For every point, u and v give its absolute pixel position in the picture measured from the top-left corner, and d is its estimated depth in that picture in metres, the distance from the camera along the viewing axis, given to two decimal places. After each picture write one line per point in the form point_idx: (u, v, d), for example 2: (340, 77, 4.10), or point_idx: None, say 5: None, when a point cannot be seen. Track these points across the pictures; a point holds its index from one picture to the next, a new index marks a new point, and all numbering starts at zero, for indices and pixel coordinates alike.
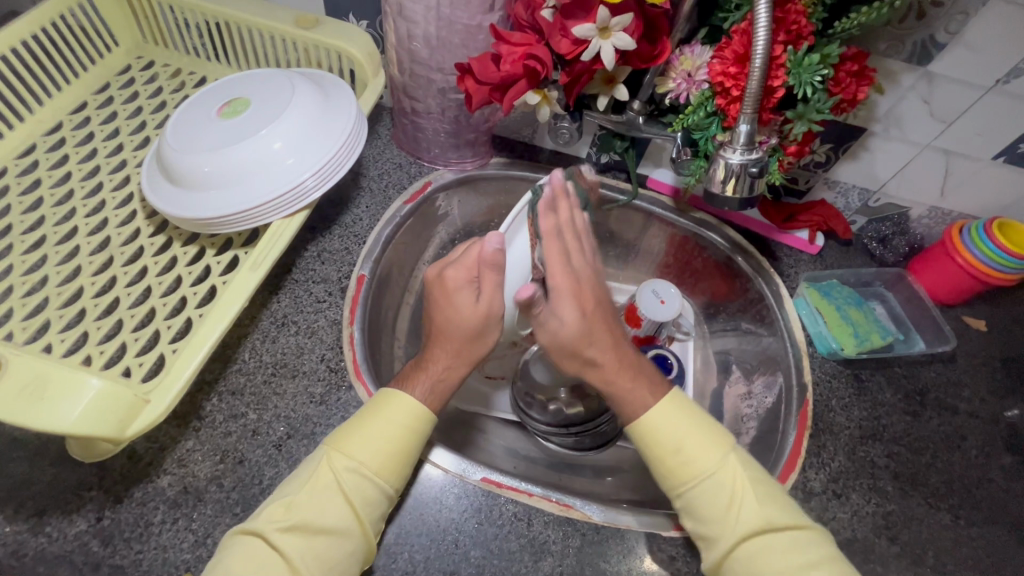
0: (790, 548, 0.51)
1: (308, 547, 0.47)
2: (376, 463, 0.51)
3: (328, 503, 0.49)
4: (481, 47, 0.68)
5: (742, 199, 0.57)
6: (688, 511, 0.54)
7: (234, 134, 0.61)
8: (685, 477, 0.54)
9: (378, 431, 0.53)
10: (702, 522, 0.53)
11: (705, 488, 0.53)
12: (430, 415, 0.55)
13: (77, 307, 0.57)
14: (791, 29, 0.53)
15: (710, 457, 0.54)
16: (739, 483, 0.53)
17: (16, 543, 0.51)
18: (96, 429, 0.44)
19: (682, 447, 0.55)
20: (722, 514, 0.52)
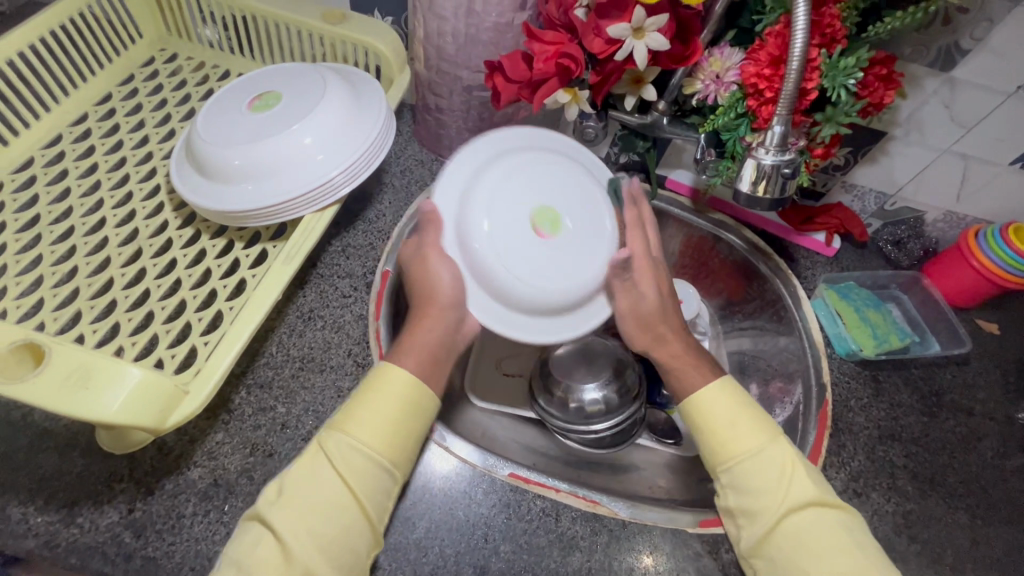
0: (838, 527, 0.53)
1: (299, 523, 0.48)
2: (367, 436, 0.51)
3: (319, 478, 0.50)
4: (509, 45, 0.68)
5: (774, 200, 0.58)
6: (734, 484, 0.56)
7: (265, 128, 0.61)
8: (731, 451, 0.57)
9: (365, 404, 0.53)
10: (747, 494, 0.55)
11: (754, 464, 0.56)
12: (422, 386, 0.55)
13: (107, 298, 0.57)
14: (826, 32, 0.54)
15: (755, 438, 0.57)
16: (787, 465, 0.55)
17: (48, 534, 0.50)
18: (138, 419, 0.44)
19: (733, 425, 0.58)
20: (768, 487, 0.54)
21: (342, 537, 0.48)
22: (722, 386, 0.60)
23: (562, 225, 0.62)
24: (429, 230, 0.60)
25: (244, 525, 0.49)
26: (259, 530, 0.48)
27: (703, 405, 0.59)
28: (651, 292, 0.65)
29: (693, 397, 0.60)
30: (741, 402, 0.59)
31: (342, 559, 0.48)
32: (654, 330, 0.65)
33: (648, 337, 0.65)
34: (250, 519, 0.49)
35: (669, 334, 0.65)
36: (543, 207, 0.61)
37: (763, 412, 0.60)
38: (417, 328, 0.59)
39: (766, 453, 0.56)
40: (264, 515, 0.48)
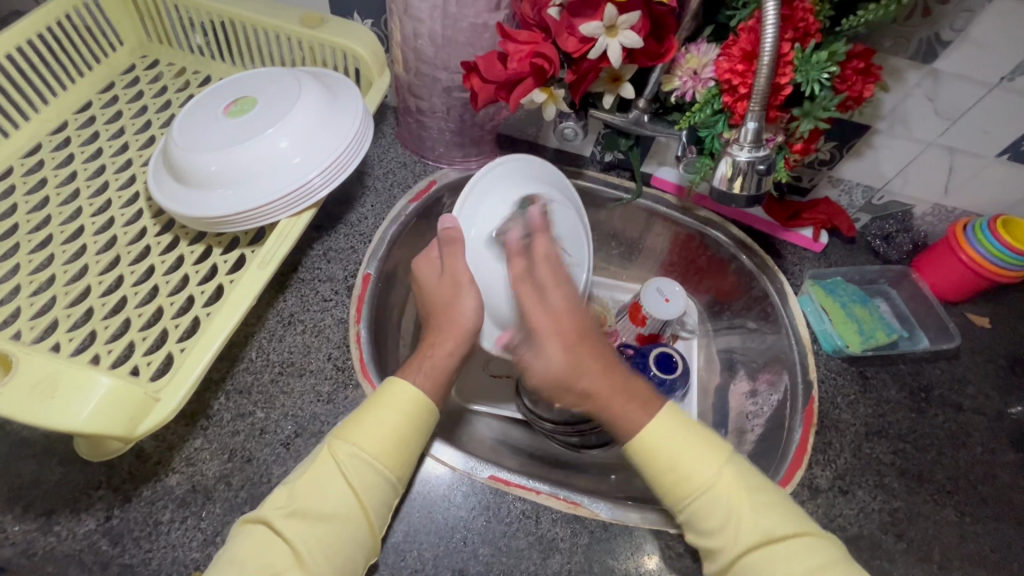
0: (796, 554, 0.51)
1: (310, 533, 0.48)
2: (377, 449, 0.51)
3: (334, 489, 0.49)
4: (487, 45, 0.68)
5: (750, 196, 0.57)
6: (691, 524, 0.54)
7: (239, 133, 0.61)
8: (684, 492, 0.54)
9: (378, 417, 0.53)
10: (704, 533, 0.53)
11: (706, 505, 0.53)
12: (431, 403, 0.56)
13: (83, 306, 0.57)
14: (799, 26, 0.54)
15: (707, 471, 0.54)
16: (739, 500, 0.53)
17: (25, 542, 0.51)
18: (108, 427, 0.44)
19: (678, 466, 0.54)
20: (721, 528, 0.52)
21: (350, 548, 0.48)
22: (662, 419, 0.56)
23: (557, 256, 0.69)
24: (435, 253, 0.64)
25: (248, 528, 0.49)
26: (267, 536, 0.48)
27: (650, 446, 0.55)
28: (555, 298, 0.63)
29: (638, 436, 0.56)
30: (684, 429, 0.56)
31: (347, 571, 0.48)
32: (563, 341, 0.61)
33: (556, 344, 0.61)
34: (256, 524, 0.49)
35: (579, 347, 0.61)
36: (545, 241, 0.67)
37: (712, 431, 0.57)
38: (435, 349, 0.60)
39: (721, 489, 0.53)
40: (274, 522, 0.48)
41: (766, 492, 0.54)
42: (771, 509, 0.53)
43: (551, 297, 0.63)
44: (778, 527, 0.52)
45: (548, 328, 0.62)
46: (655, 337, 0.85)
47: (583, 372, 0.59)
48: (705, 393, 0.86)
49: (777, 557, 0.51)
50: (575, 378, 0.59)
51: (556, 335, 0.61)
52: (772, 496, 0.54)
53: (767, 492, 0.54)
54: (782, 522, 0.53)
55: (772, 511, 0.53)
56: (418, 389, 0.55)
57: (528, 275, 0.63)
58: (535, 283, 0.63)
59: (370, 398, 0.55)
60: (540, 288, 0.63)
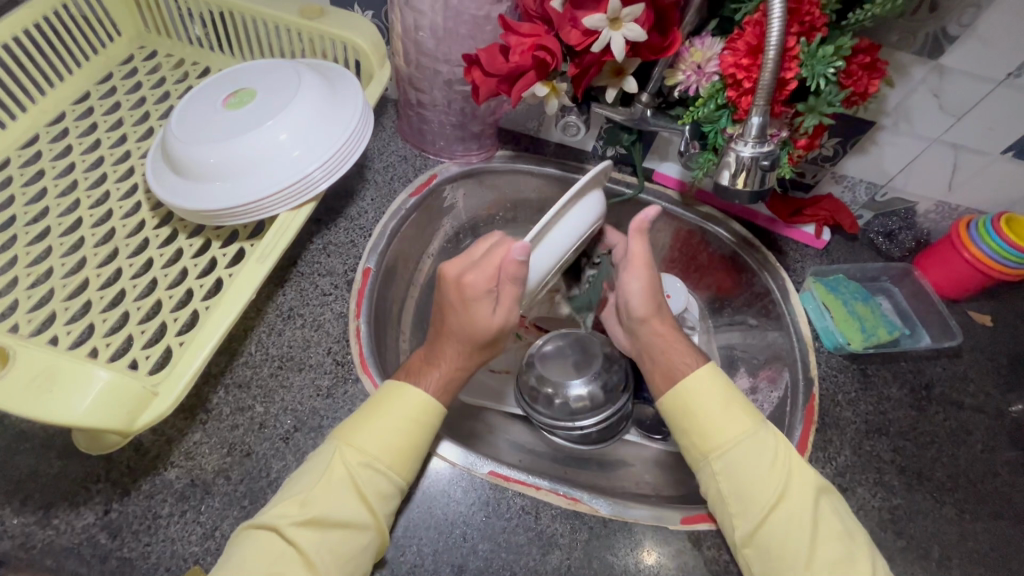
0: (827, 514, 0.54)
1: (320, 541, 0.48)
2: (387, 456, 0.52)
3: (344, 498, 0.50)
4: (489, 38, 0.67)
5: (753, 192, 0.57)
6: (725, 474, 0.56)
7: (239, 125, 0.60)
8: (723, 440, 0.57)
9: (386, 423, 0.53)
10: (746, 481, 0.55)
11: (747, 449, 0.56)
12: (438, 407, 0.56)
13: (82, 299, 0.57)
14: (805, 20, 0.53)
15: (746, 424, 0.57)
16: (778, 446, 0.57)
17: (23, 535, 0.51)
18: (106, 421, 0.44)
19: (725, 408, 0.58)
20: (764, 472, 0.55)
21: (358, 555, 0.49)
22: (712, 368, 0.61)
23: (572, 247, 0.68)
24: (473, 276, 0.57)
25: (251, 535, 0.48)
26: (275, 543, 0.48)
27: (699, 390, 0.59)
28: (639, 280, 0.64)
29: (684, 383, 0.60)
30: (723, 386, 0.60)
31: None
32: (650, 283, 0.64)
33: (644, 306, 0.64)
34: (263, 530, 0.48)
35: (657, 317, 0.65)
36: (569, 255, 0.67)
37: (745, 396, 0.61)
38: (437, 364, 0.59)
39: (761, 435, 0.57)
40: (281, 531, 0.48)
41: (793, 452, 0.58)
42: (800, 460, 0.57)
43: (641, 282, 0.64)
44: (810, 478, 0.56)
45: (642, 259, 0.64)
46: None
47: (654, 318, 0.65)
48: None
49: (802, 514, 0.53)
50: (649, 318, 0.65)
51: (649, 299, 0.64)
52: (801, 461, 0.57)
53: (794, 450, 0.58)
54: (812, 478, 0.56)
55: (802, 463, 0.57)
56: (423, 392, 0.55)
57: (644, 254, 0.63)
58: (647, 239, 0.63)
59: (376, 403, 0.55)
60: (642, 272, 0.64)
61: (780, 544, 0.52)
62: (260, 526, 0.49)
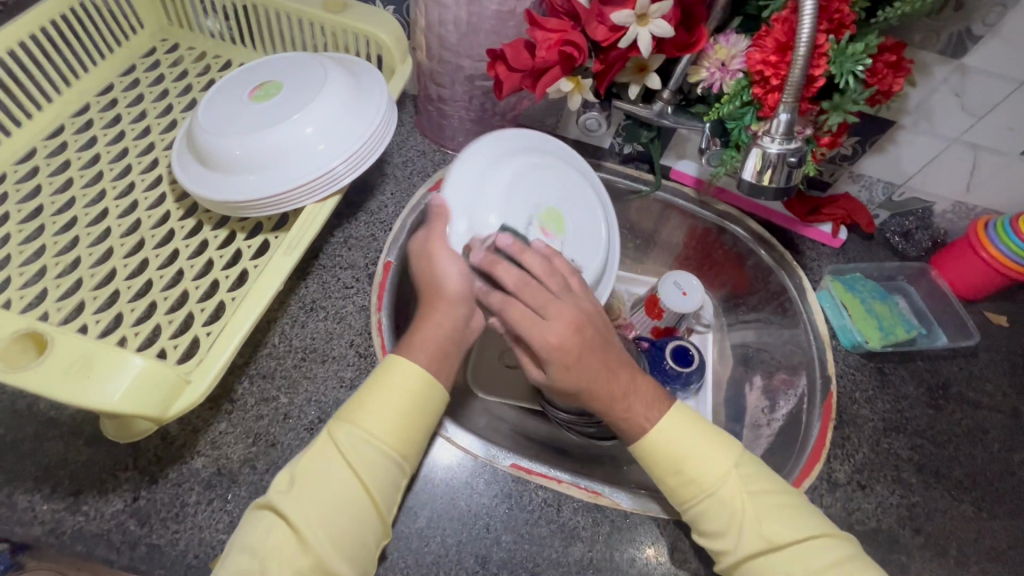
0: (813, 553, 0.52)
1: (313, 517, 0.48)
2: (374, 427, 0.51)
3: (331, 470, 0.50)
4: (512, 33, 0.68)
5: (779, 188, 0.57)
6: (694, 525, 0.54)
7: (265, 118, 0.61)
8: (689, 493, 0.54)
9: (380, 397, 0.52)
10: (708, 534, 0.54)
11: (708, 508, 0.54)
12: (432, 378, 0.54)
13: (110, 289, 0.58)
14: (834, 17, 0.53)
15: (715, 474, 0.54)
16: (742, 501, 0.53)
17: (53, 521, 0.51)
18: (141, 408, 0.44)
19: (681, 468, 0.55)
20: (724, 530, 0.53)
21: (355, 531, 0.49)
22: (673, 415, 0.57)
23: (565, 226, 0.67)
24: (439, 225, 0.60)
25: (255, 513, 0.49)
26: (271, 520, 0.48)
27: (657, 445, 0.56)
28: (553, 285, 0.58)
29: (644, 438, 0.56)
30: (693, 430, 0.56)
31: (353, 552, 0.48)
32: (570, 324, 0.55)
33: (562, 366, 0.55)
34: (260, 509, 0.49)
35: (585, 332, 0.56)
36: (549, 208, 0.66)
37: (719, 431, 0.57)
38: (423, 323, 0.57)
39: (723, 493, 0.54)
40: (277, 506, 0.48)
41: (777, 496, 0.54)
42: (779, 510, 0.53)
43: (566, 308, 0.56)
44: (784, 531, 0.52)
45: (575, 317, 0.56)
46: (671, 330, 0.85)
47: (581, 360, 0.55)
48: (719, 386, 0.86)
49: (782, 567, 0.51)
50: (569, 364, 0.55)
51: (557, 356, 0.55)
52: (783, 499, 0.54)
53: (777, 494, 0.54)
54: (794, 525, 0.53)
55: (781, 513, 0.53)
56: (418, 365, 0.54)
57: (527, 287, 0.57)
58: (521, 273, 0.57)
59: (373, 379, 0.54)
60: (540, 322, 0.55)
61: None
62: (261, 504, 0.49)
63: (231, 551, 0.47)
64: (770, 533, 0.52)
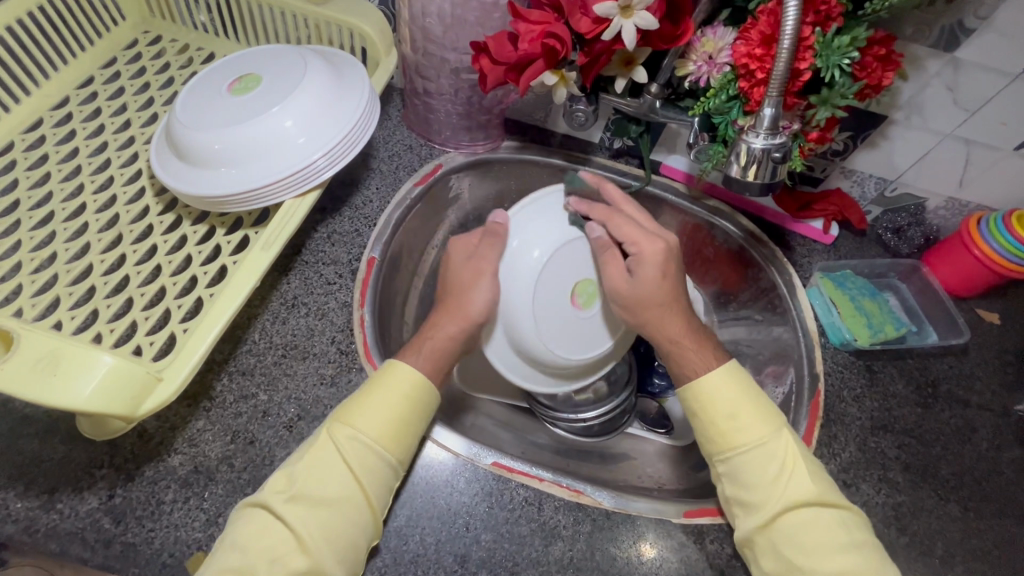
0: (836, 526, 0.52)
1: (308, 518, 0.48)
2: (374, 430, 0.52)
3: (331, 471, 0.50)
4: (497, 26, 0.66)
5: (764, 184, 0.56)
6: (730, 476, 0.56)
7: (244, 111, 0.60)
8: (733, 443, 0.56)
9: (376, 399, 0.53)
10: (750, 485, 0.54)
11: (756, 456, 0.55)
12: (427, 381, 0.55)
13: (86, 285, 0.57)
14: (820, 10, 0.52)
15: (763, 428, 0.56)
16: (793, 455, 0.55)
17: (28, 519, 0.51)
18: (109, 406, 0.44)
19: (737, 416, 0.56)
20: (774, 481, 0.54)
21: (350, 531, 0.49)
22: (730, 368, 0.59)
23: (594, 303, 0.68)
24: (496, 243, 0.63)
25: (245, 512, 0.49)
26: (265, 519, 0.48)
27: (711, 391, 0.57)
28: (647, 246, 0.60)
29: (694, 384, 0.58)
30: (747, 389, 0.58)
31: (348, 553, 0.48)
32: (661, 268, 0.60)
33: (655, 270, 0.60)
34: (254, 509, 0.49)
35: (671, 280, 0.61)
36: (585, 280, 0.67)
37: (767, 399, 0.59)
38: (434, 331, 0.59)
39: (775, 444, 0.55)
40: (272, 507, 0.48)
41: (817, 462, 0.56)
42: (815, 472, 0.55)
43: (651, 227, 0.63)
44: (822, 491, 0.54)
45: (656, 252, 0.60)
46: None
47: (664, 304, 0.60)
48: None
49: (815, 521, 0.52)
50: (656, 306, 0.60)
51: (651, 262, 0.60)
52: (813, 464, 0.56)
53: (815, 460, 0.56)
54: (824, 488, 0.55)
55: (818, 474, 0.55)
56: (415, 370, 0.55)
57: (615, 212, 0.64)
58: (617, 254, 0.62)
59: (369, 382, 0.55)
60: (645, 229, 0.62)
61: (787, 546, 0.52)
62: (254, 503, 0.49)
63: (221, 551, 0.47)
64: (805, 492, 0.53)
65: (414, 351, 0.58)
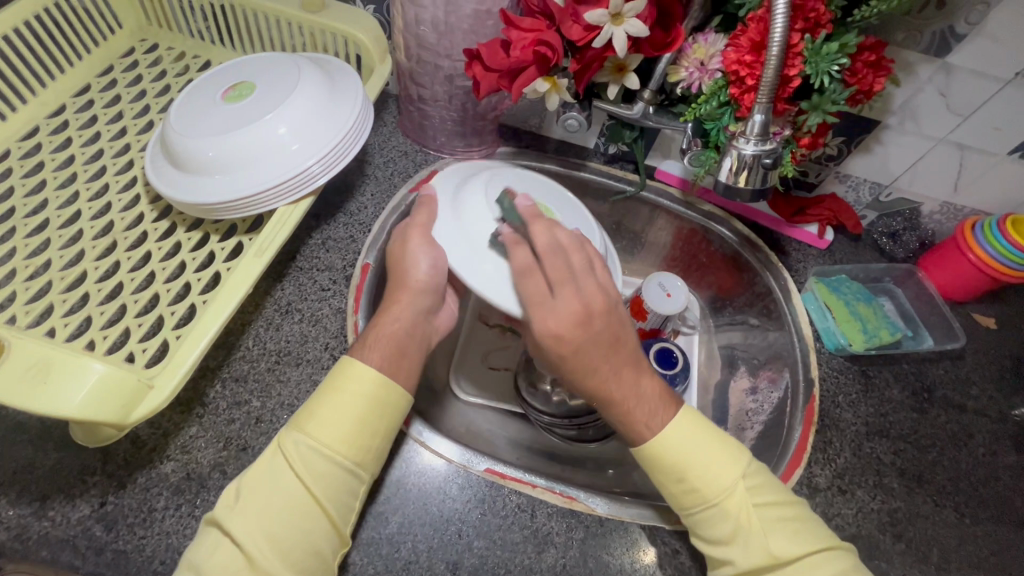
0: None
1: (259, 529, 0.47)
2: (325, 435, 0.50)
3: (283, 478, 0.49)
4: (490, 33, 0.67)
5: (755, 190, 0.57)
6: (696, 531, 0.53)
7: (238, 118, 0.60)
8: (692, 501, 0.53)
9: (331, 403, 0.51)
10: (712, 542, 0.52)
11: (711, 516, 0.52)
12: (387, 381, 0.53)
13: (80, 292, 0.57)
14: (810, 16, 0.53)
15: (721, 484, 0.52)
16: (750, 512, 0.52)
17: (19, 527, 0.51)
18: (100, 414, 0.44)
19: (684, 474, 0.53)
20: (729, 540, 0.51)
21: (304, 540, 0.48)
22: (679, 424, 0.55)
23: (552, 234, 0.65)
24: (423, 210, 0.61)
25: (209, 522, 0.49)
26: (218, 535, 0.47)
27: (664, 445, 0.54)
28: (563, 292, 0.54)
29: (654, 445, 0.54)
30: (705, 441, 0.54)
31: (303, 561, 0.47)
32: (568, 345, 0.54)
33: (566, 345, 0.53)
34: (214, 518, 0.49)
35: (584, 349, 0.54)
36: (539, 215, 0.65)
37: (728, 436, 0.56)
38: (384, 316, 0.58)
39: (730, 502, 0.52)
40: (221, 522, 0.47)
41: (794, 509, 0.53)
42: (786, 526, 0.52)
43: (586, 284, 0.55)
44: (789, 550, 0.51)
45: (555, 328, 0.54)
46: (656, 332, 0.84)
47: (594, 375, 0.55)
48: (705, 389, 0.85)
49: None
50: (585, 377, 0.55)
51: (560, 340, 0.53)
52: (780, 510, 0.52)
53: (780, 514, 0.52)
54: (794, 541, 0.51)
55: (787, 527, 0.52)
56: (373, 368, 0.53)
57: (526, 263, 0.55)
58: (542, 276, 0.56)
59: (325, 382, 0.54)
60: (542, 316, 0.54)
61: None
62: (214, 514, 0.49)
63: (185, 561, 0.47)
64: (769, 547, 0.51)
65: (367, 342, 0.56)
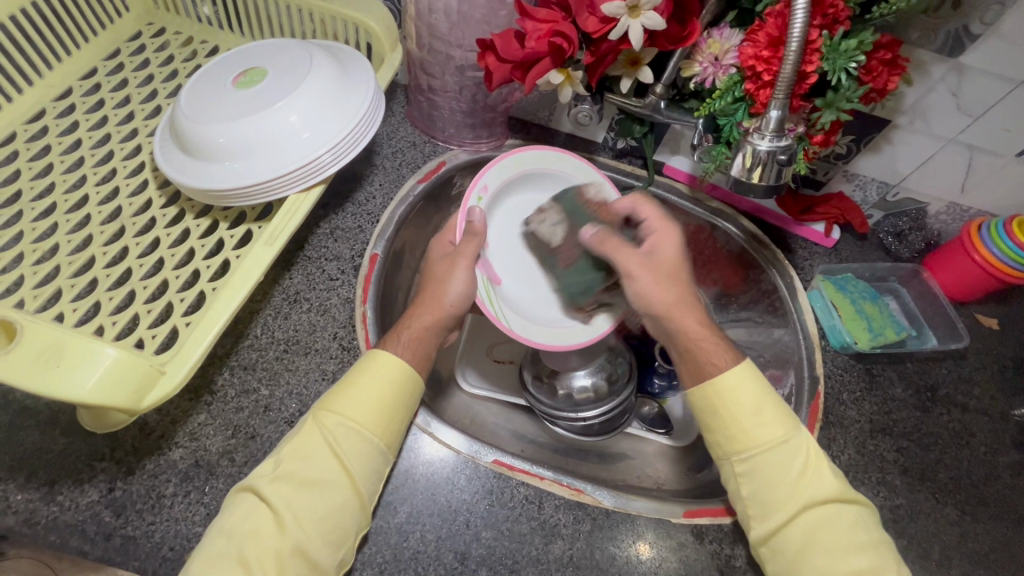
0: (850, 525, 0.52)
1: (295, 499, 0.48)
2: (360, 415, 0.51)
3: (318, 454, 0.50)
4: (503, 24, 0.66)
5: (768, 187, 0.56)
6: (750, 475, 0.55)
7: (250, 105, 0.59)
8: (755, 442, 0.55)
9: (364, 386, 0.53)
10: (767, 490, 0.54)
11: (773, 457, 0.54)
12: (416, 374, 0.55)
13: (88, 276, 0.57)
14: (828, 12, 0.53)
15: (779, 429, 0.56)
16: (810, 453, 0.55)
17: (28, 511, 0.51)
18: (112, 399, 0.44)
19: (759, 412, 0.56)
20: (795, 481, 0.53)
21: (336, 515, 0.48)
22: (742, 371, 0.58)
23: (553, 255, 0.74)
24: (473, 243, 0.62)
25: (235, 497, 0.49)
26: (252, 504, 0.48)
27: (733, 391, 0.56)
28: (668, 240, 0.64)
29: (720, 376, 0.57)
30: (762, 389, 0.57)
31: (335, 535, 0.48)
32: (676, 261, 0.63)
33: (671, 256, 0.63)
34: (241, 493, 0.49)
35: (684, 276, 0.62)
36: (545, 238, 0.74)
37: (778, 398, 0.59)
38: (413, 322, 0.59)
39: (796, 441, 0.55)
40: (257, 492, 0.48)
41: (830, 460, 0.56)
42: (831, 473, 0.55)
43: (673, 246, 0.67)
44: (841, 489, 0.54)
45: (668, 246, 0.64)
46: None
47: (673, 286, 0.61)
48: None
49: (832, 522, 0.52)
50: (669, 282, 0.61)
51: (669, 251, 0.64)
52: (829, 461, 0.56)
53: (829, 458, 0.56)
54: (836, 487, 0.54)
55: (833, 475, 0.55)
56: (400, 359, 0.55)
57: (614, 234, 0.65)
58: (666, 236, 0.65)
59: (353, 368, 0.55)
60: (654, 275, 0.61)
61: (805, 541, 0.52)
62: (240, 489, 0.49)
63: (210, 534, 0.47)
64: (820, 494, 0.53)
65: (395, 338, 0.58)
